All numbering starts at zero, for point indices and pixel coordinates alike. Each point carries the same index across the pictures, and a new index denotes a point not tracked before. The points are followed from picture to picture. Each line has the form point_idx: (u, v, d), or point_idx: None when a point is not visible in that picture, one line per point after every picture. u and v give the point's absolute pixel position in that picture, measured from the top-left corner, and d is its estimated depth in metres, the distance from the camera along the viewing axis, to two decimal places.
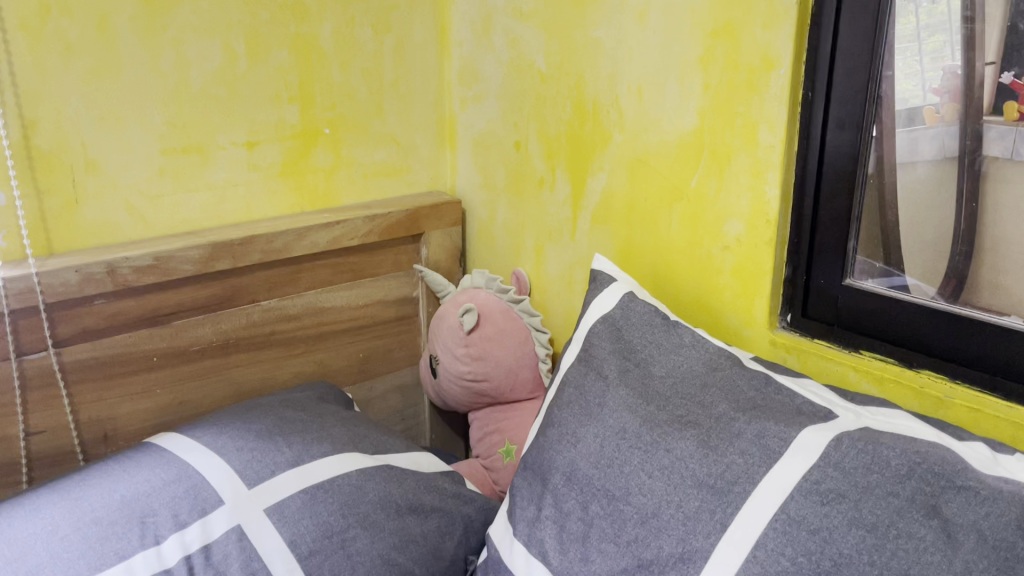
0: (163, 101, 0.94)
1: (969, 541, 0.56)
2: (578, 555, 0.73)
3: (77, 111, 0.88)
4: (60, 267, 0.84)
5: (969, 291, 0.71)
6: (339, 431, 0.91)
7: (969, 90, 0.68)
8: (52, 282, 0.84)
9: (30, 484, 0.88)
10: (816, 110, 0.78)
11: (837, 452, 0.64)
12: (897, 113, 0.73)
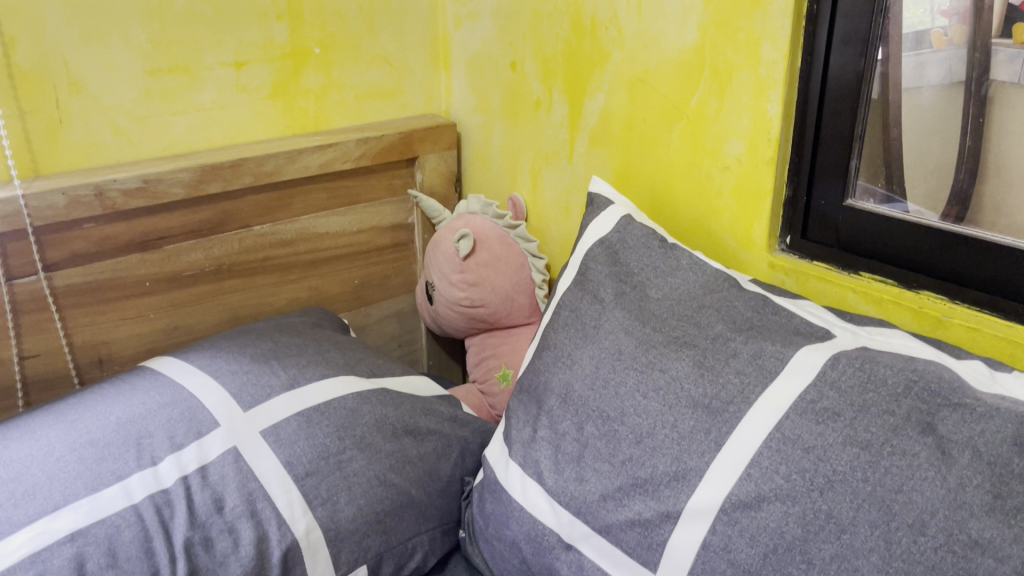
0: (147, 18, 0.91)
1: (964, 456, 0.56)
2: (572, 475, 0.73)
3: (58, 27, 0.86)
4: (47, 190, 0.82)
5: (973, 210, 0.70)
6: (335, 355, 0.91)
7: (978, 12, 0.66)
8: (39, 205, 0.82)
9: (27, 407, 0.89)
10: (821, 23, 0.75)
11: (833, 371, 0.64)
12: (903, 36, 0.71)
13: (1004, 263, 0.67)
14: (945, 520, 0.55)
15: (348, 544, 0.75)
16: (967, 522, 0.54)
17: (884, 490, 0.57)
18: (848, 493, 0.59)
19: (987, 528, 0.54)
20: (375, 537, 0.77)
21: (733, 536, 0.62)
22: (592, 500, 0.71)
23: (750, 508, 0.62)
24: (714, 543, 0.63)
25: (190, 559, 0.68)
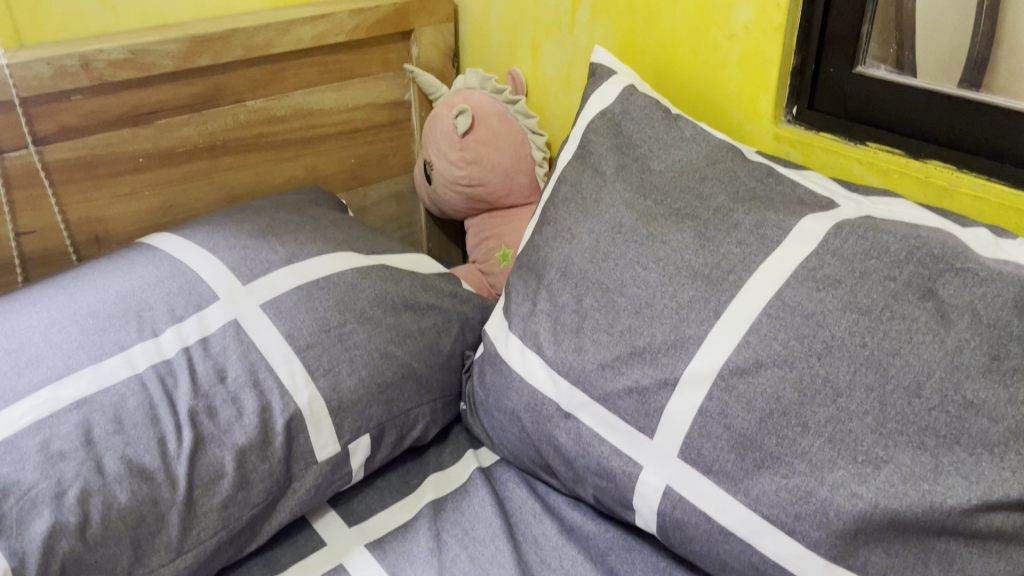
0: None
1: (963, 320, 0.56)
2: (571, 346, 0.74)
3: None
4: (32, 59, 0.80)
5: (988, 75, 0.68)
6: (333, 232, 0.90)
7: None
8: (24, 75, 0.80)
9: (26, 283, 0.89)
10: None
11: (836, 239, 0.63)
12: None
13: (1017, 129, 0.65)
14: (940, 382, 0.55)
15: (351, 414, 0.76)
16: (963, 384, 0.55)
17: (882, 354, 0.58)
18: (846, 358, 0.59)
19: (983, 389, 0.54)
20: (378, 407, 0.78)
21: (729, 401, 0.63)
22: (590, 370, 0.72)
23: (747, 374, 0.63)
24: (710, 409, 0.64)
25: (195, 427, 0.69)
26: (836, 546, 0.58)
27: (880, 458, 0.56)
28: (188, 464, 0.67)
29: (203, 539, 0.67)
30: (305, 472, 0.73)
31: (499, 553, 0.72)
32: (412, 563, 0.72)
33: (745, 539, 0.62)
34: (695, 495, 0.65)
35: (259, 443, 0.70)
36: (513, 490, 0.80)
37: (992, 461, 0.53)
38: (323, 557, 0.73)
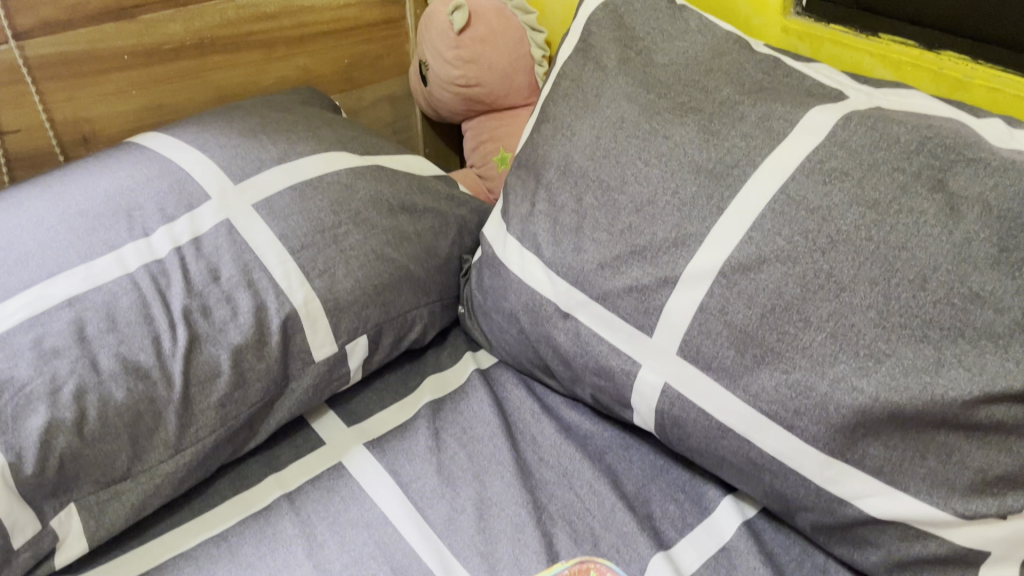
0: None
1: (972, 212, 0.55)
2: (570, 246, 0.72)
3: None
4: None
5: None
6: (327, 132, 0.88)
7: None
8: None
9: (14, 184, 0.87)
10: None
11: (844, 132, 0.61)
12: None
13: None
14: (946, 275, 0.54)
15: (347, 315, 0.75)
16: (969, 276, 0.54)
17: (888, 248, 0.56)
18: (851, 252, 0.58)
19: (989, 281, 0.53)
20: (375, 309, 0.77)
21: (730, 298, 0.62)
22: (589, 269, 0.70)
23: (750, 271, 0.61)
24: (710, 306, 0.63)
25: (190, 326, 0.68)
26: (834, 440, 0.58)
27: (882, 353, 0.56)
28: (184, 363, 0.67)
29: (202, 436, 0.67)
30: (302, 373, 0.73)
31: (497, 453, 0.73)
32: (411, 462, 0.72)
33: (742, 434, 0.62)
34: (693, 392, 0.65)
35: (255, 343, 0.70)
36: (511, 391, 0.80)
37: (995, 353, 0.52)
38: (322, 456, 0.73)
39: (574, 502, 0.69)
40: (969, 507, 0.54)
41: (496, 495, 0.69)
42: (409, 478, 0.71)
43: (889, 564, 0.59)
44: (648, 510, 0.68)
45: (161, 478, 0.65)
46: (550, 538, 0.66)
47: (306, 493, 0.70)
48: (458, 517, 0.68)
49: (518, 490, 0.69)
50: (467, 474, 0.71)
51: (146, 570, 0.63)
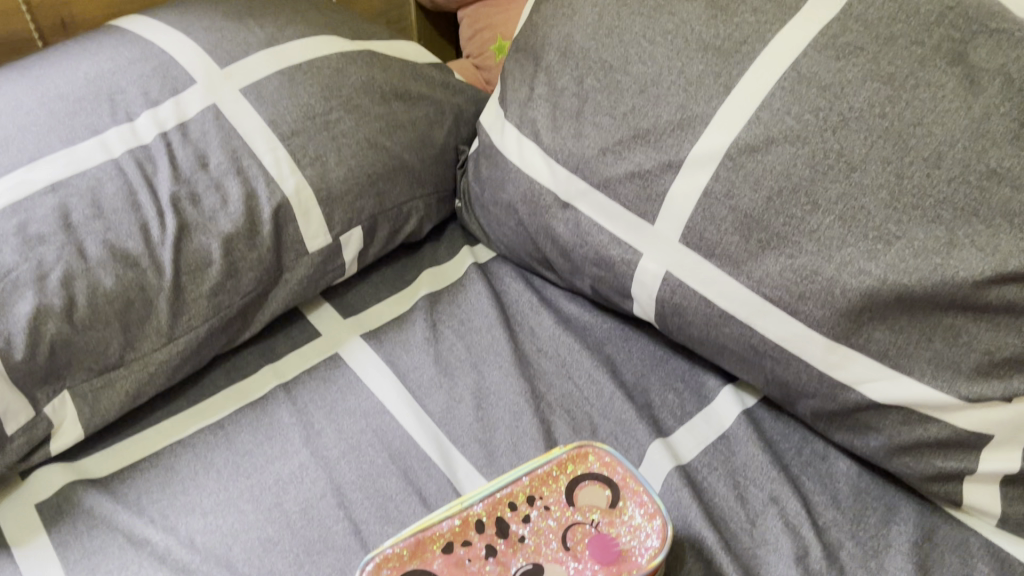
0: None
1: (993, 86, 0.53)
2: (571, 131, 0.69)
3: None
4: None
5: None
6: (315, 16, 0.84)
7: None
8: None
9: None
10: None
11: (860, 5, 0.58)
12: None
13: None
14: (962, 152, 0.52)
15: (341, 205, 0.72)
16: (986, 153, 0.52)
17: (902, 125, 0.54)
18: (863, 130, 0.55)
19: (1008, 157, 0.51)
20: (369, 199, 0.74)
21: (736, 182, 0.60)
22: (590, 155, 0.68)
23: (757, 153, 0.59)
24: (715, 191, 0.61)
25: (178, 213, 0.66)
26: (839, 324, 0.56)
27: (892, 235, 0.54)
28: (174, 251, 0.65)
29: (195, 326, 0.66)
30: (296, 264, 0.71)
31: (496, 344, 0.72)
32: (408, 353, 0.71)
33: (745, 322, 0.61)
34: (694, 281, 0.63)
35: (246, 232, 0.68)
36: (509, 285, 0.79)
37: (1010, 230, 0.51)
38: (318, 348, 0.72)
39: (573, 392, 0.68)
40: (974, 390, 0.53)
41: (494, 385, 0.69)
42: (407, 370, 0.70)
43: (889, 449, 0.58)
44: (647, 399, 0.68)
45: (155, 367, 0.64)
46: (549, 427, 0.66)
47: (302, 383, 0.69)
48: (456, 407, 0.67)
49: (516, 381, 0.69)
50: (465, 365, 0.71)
51: (144, 457, 0.63)
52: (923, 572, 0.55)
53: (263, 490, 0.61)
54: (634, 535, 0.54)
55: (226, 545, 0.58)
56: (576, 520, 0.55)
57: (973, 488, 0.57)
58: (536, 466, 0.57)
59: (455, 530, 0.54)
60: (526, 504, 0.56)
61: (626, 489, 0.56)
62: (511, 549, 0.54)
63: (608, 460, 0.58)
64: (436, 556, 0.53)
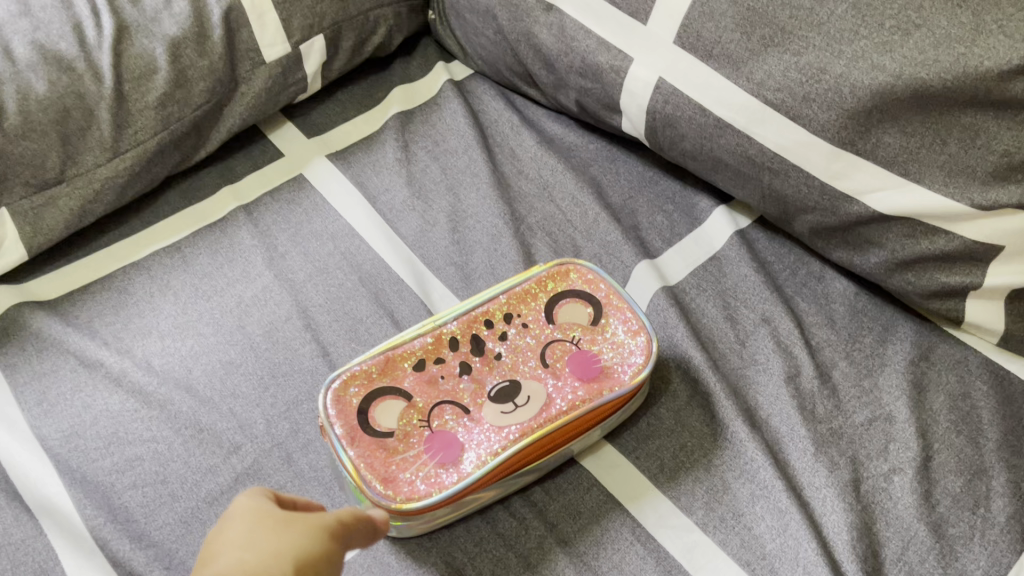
0: None
1: None
2: None
3: None
4: None
5: None
6: None
7: None
8: None
9: None
10: None
11: None
12: None
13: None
14: None
15: (299, 9, 0.65)
16: None
17: None
18: None
19: None
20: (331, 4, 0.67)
21: None
22: None
23: None
24: None
25: (116, 13, 0.60)
26: (848, 128, 0.51)
27: (912, 24, 0.48)
28: (113, 54, 0.59)
29: (142, 140, 0.60)
30: (252, 75, 0.65)
31: (473, 165, 0.66)
32: (378, 173, 0.66)
33: (742, 130, 0.56)
34: (689, 87, 0.57)
35: (194, 36, 0.61)
36: (488, 105, 0.72)
37: None
38: (281, 169, 0.67)
39: (556, 214, 0.64)
40: (988, 198, 0.49)
41: (471, 206, 0.64)
42: (377, 192, 0.65)
43: (890, 265, 0.54)
44: (634, 221, 0.64)
45: (101, 185, 0.59)
46: (529, 250, 0.62)
47: (265, 205, 0.64)
48: (430, 230, 0.63)
49: (495, 202, 0.64)
50: (440, 187, 0.65)
51: (95, 280, 0.59)
52: (918, 391, 0.53)
53: (224, 312, 0.58)
54: (618, 351, 0.51)
55: (186, 369, 0.55)
56: (556, 338, 0.52)
57: (976, 304, 0.53)
58: (513, 284, 0.54)
59: (427, 349, 0.51)
60: (504, 322, 0.53)
61: (609, 306, 0.53)
62: (486, 367, 0.51)
63: (590, 277, 0.54)
64: (407, 374, 0.50)
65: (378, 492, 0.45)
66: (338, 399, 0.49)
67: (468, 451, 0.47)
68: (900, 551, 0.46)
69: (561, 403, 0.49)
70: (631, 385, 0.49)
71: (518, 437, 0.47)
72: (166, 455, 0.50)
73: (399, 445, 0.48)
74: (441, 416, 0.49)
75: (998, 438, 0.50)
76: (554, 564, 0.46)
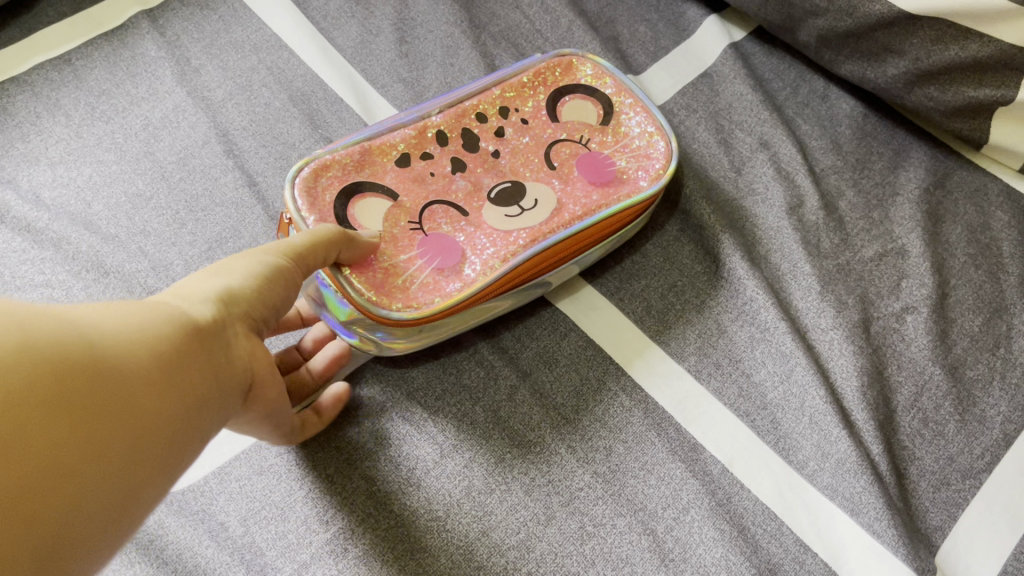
0: None
1: None
2: None
3: None
4: None
5: None
6: None
7: None
8: None
9: None
10: None
11: None
12: None
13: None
14: None
15: None
16: None
17: None
18: None
19: None
20: None
21: None
22: None
23: None
24: None
25: None
26: None
27: None
28: None
29: None
30: None
31: None
32: None
33: None
34: None
35: None
36: None
37: None
38: None
39: (522, 24, 0.54)
40: None
41: (422, 14, 0.54)
42: None
43: (911, 77, 0.47)
44: (613, 32, 0.55)
45: None
46: (491, 64, 0.53)
47: (172, 11, 0.53)
48: (373, 41, 0.53)
49: (450, 8, 0.54)
50: None
51: None
52: (933, 223, 0.47)
53: (128, 136, 0.48)
54: (635, 151, 0.45)
55: (83, 203, 0.46)
56: (562, 137, 0.46)
57: (1002, 124, 0.47)
58: (509, 76, 0.47)
59: (410, 142, 0.44)
60: (499, 118, 0.46)
61: (620, 104, 0.47)
62: (483, 166, 0.44)
63: (597, 73, 0.48)
64: (389, 171, 0.43)
65: (363, 297, 0.38)
66: (309, 190, 0.41)
67: (468, 258, 0.41)
68: (914, 397, 0.41)
69: (574, 208, 0.42)
70: (654, 189, 0.43)
71: (529, 242, 0.41)
72: (64, 302, 0.42)
73: (388, 247, 0.40)
74: (433, 217, 0.42)
75: (1020, 272, 0.45)
76: (528, 418, 0.40)
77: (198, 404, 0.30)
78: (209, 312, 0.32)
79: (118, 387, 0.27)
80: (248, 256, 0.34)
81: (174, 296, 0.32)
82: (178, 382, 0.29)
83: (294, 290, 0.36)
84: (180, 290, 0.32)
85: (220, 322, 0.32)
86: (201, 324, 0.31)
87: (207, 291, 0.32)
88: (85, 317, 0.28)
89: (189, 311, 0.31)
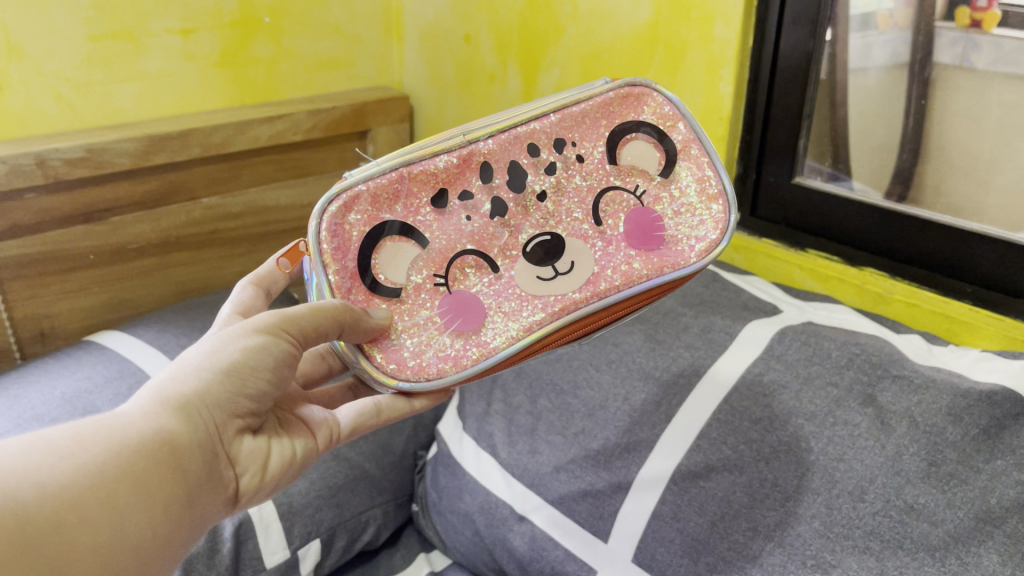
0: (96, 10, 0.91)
1: (901, 427, 0.59)
2: (526, 447, 0.77)
3: (37, 50, 0.89)
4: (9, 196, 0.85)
5: (925, 194, 0.74)
6: None
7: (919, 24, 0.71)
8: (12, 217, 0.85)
9: (24, 359, 0.93)
10: (768, 29, 0.80)
11: (780, 344, 0.70)
12: (852, 48, 0.76)
13: (929, 234, 0.72)
14: (884, 487, 0.57)
15: (301, 518, 0.78)
16: (904, 489, 0.56)
17: (828, 459, 0.60)
18: (793, 462, 0.61)
19: (922, 494, 0.55)
20: (328, 511, 0.80)
21: (682, 505, 0.64)
22: (545, 471, 0.74)
23: (699, 479, 0.64)
24: (663, 513, 0.65)
25: None
26: None
27: (828, 563, 0.56)
28: None
29: None
30: None
31: None
32: None
33: None
34: None
35: (207, 550, 0.71)
36: None
37: (934, 563, 0.53)
38: None
39: None
40: None
41: None
42: None
43: None
44: None
45: None
46: None
47: None
48: None
49: None
50: None
51: None
52: None
53: None
54: (689, 219, 0.59)
55: None
56: (617, 183, 0.59)
57: None
58: (571, 106, 0.60)
59: (449, 172, 0.57)
60: (552, 150, 0.59)
61: (682, 154, 0.60)
62: (521, 212, 0.58)
63: (661, 114, 0.60)
64: (422, 202, 0.56)
65: (376, 363, 0.53)
66: (337, 228, 0.54)
67: (490, 317, 0.55)
68: None
69: (609, 277, 0.56)
70: (695, 268, 0.57)
71: (556, 311, 0.55)
72: None
73: (409, 307, 0.55)
74: (460, 270, 0.56)
75: None
76: None
77: (173, 506, 0.43)
78: (181, 421, 0.45)
79: (112, 503, 0.40)
80: (230, 351, 0.48)
81: (158, 403, 0.45)
82: (153, 482, 0.42)
83: (283, 364, 0.49)
84: (161, 396, 0.45)
85: (192, 421, 0.45)
86: (177, 425, 0.44)
87: (180, 400, 0.45)
88: (74, 449, 0.40)
89: (159, 423, 0.44)
